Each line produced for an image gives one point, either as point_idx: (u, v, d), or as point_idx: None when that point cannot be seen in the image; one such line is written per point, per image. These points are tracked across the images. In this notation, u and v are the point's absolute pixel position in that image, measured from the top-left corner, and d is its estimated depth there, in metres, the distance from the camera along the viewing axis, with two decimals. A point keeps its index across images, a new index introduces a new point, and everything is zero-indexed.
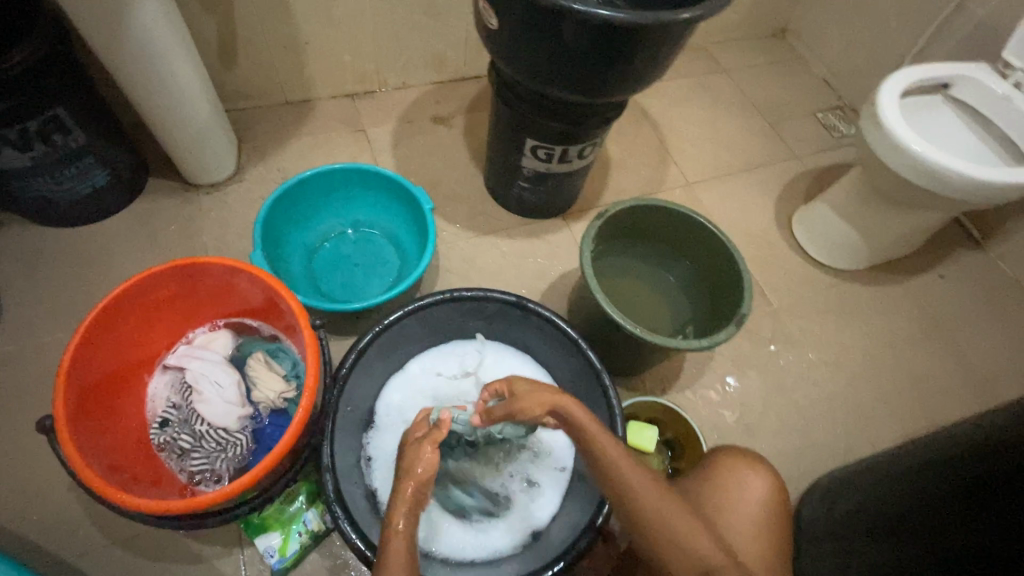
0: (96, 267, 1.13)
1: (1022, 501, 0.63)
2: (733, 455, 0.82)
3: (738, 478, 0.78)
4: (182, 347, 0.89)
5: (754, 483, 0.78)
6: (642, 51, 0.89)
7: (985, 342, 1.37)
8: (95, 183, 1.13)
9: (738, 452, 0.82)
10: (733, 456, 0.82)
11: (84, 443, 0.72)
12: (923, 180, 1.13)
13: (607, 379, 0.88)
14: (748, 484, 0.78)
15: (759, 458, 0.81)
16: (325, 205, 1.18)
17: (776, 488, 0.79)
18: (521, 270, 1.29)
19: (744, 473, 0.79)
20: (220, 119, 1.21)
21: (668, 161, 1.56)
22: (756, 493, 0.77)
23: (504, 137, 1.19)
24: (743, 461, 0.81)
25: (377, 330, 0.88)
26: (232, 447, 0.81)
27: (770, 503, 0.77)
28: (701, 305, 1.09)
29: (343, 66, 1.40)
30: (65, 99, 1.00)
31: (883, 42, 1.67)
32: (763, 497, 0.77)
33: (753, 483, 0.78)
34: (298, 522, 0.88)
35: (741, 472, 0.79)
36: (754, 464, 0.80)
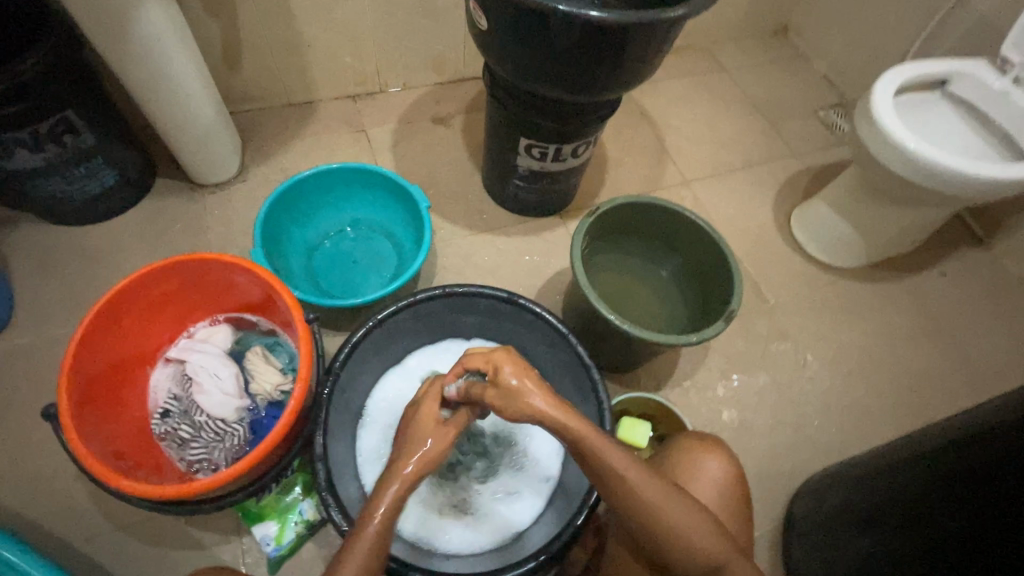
0: (105, 264, 1.17)
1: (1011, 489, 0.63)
2: (692, 440, 0.82)
3: (695, 463, 0.79)
4: (183, 341, 0.92)
5: (711, 465, 0.79)
6: (630, 49, 0.90)
7: (986, 340, 1.36)
8: (104, 183, 1.16)
9: (696, 436, 0.83)
10: (691, 441, 0.82)
11: (87, 432, 0.75)
12: (918, 176, 1.12)
13: (596, 374, 0.89)
14: (704, 468, 0.79)
15: (714, 441, 0.82)
16: (325, 203, 1.21)
17: (734, 470, 0.80)
18: (518, 267, 1.30)
19: (701, 457, 0.80)
20: (224, 121, 1.24)
21: (666, 160, 1.57)
22: (715, 476, 0.78)
23: (499, 136, 1.21)
24: (700, 445, 0.81)
25: (371, 325, 0.90)
26: (229, 437, 0.84)
27: (726, 483, 0.78)
28: (694, 302, 1.10)
29: (344, 68, 1.43)
30: (75, 102, 1.04)
31: (884, 39, 1.66)
32: (723, 479, 0.78)
33: (710, 466, 0.79)
34: (294, 512, 0.91)
35: (697, 456, 0.80)
36: (710, 449, 0.80)
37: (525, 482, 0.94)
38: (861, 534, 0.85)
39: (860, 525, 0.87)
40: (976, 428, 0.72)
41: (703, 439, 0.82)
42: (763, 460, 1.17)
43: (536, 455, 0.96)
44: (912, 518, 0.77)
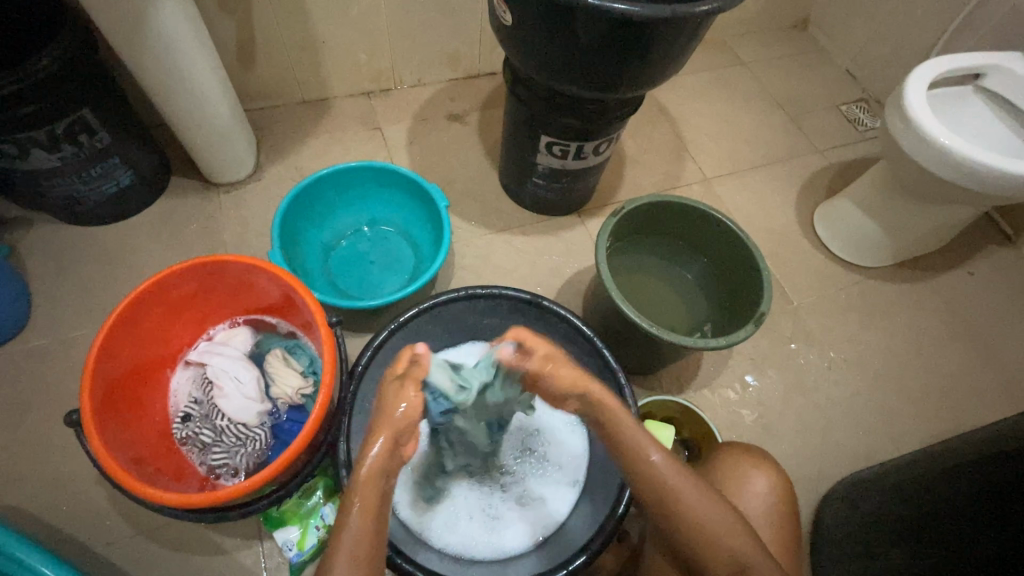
0: (122, 265, 1.16)
1: None
2: (737, 451, 0.80)
3: (742, 476, 0.77)
4: (203, 344, 0.91)
5: (758, 480, 0.77)
6: (658, 44, 0.88)
7: (1016, 342, 1.32)
8: (120, 183, 1.15)
9: (742, 448, 0.81)
10: (737, 452, 0.80)
11: (109, 437, 0.74)
12: (951, 174, 1.09)
13: (623, 378, 0.88)
14: (751, 481, 0.77)
15: (762, 455, 0.80)
16: (341, 203, 1.19)
17: (783, 485, 0.78)
18: (537, 267, 1.28)
19: (749, 470, 0.78)
20: (239, 119, 1.22)
21: (685, 157, 1.54)
22: (761, 491, 0.76)
23: (519, 134, 1.19)
24: (747, 457, 0.79)
25: (393, 328, 0.89)
26: (252, 441, 0.83)
27: (775, 499, 0.76)
28: (720, 304, 1.07)
29: (359, 65, 1.41)
30: (90, 100, 1.02)
31: (910, 32, 1.62)
32: (769, 494, 0.76)
33: (757, 481, 0.77)
34: (315, 516, 0.89)
35: (745, 469, 0.78)
36: (759, 463, 0.78)
37: (549, 482, 0.93)
38: (898, 545, 0.83)
39: (896, 535, 0.84)
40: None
41: (752, 452, 0.80)
42: (789, 465, 1.14)
43: (559, 459, 0.95)
44: (953, 529, 0.74)
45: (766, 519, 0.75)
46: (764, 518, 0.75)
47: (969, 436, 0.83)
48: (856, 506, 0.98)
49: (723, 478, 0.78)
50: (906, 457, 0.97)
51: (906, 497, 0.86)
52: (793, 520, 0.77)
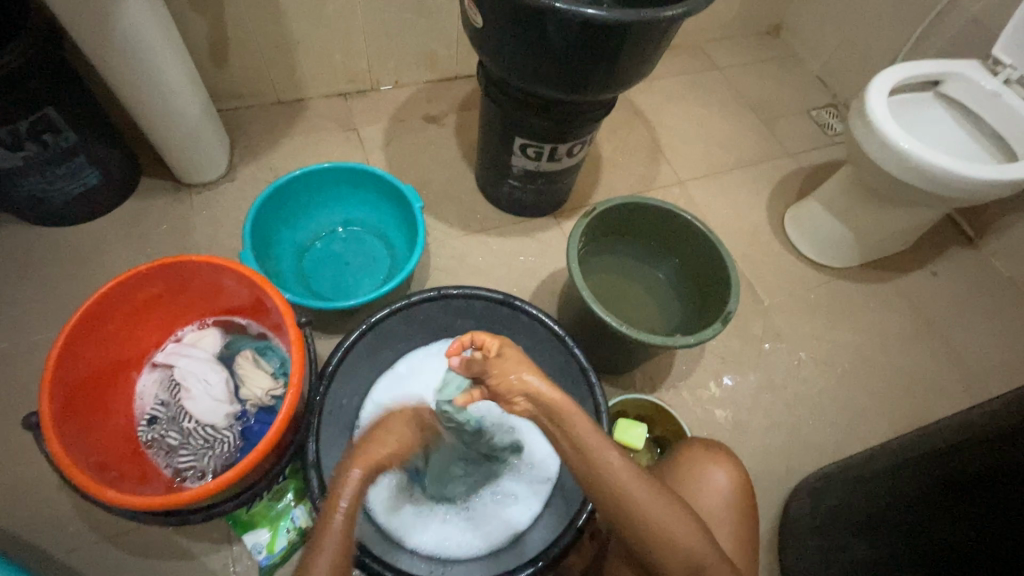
0: (89, 266, 1.14)
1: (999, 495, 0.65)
2: (697, 448, 0.82)
3: (702, 472, 0.78)
4: (171, 345, 0.89)
5: (717, 475, 0.78)
6: (626, 48, 0.89)
7: (976, 340, 1.37)
8: (87, 182, 1.13)
9: (702, 445, 0.82)
10: (697, 449, 0.82)
11: (71, 441, 0.73)
12: (912, 177, 1.13)
13: (592, 377, 0.90)
14: (710, 477, 0.78)
15: (723, 450, 0.81)
16: (316, 204, 1.19)
17: (741, 480, 0.79)
18: (512, 268, 1.29)
19: (708, 466, 0.79)
20: (212, 119, 1.21)
21: (660, 159, 1.56)
22: (720, 487, 0.77)
23: (493, 136, 1.19)
24: (707, 454, 0.81)
25: (365, 328, 0.90)
26: (219, 444, 0.82)
27: (734, 495, 0.78)
28: (690, 304, 1.09)
29: (334, 66, 1.41)
30: (55, 98, 1.00)
31: (877, 40, 1.67)
32: (728, 490, 0.77)
33: (716, 476, 0.78)
34: (286, 518, 0.89)
35: (705, 465, 0.79)
36: (719, 459, 0.80)
37: (522, 478, 0.94)
38: (860, 537, 0.85)
39: (858, 528, 0.87)
40: (980, 433, 0.71)
41: (712, 447, 0.82)
42: (760, 461, 1.17)
43: (530, 455, 0.95)
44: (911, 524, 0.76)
45: (726, 514, 0.76)
46: (722, 513, 0.76)
47: (927, 429, 0.86)
48: (820, 500, 1.01)
49: (684, 475, 0.79)
50: (869, 451, 1.00)
51: (867, 490, 0.89)
52: (751, 513, 0.78)
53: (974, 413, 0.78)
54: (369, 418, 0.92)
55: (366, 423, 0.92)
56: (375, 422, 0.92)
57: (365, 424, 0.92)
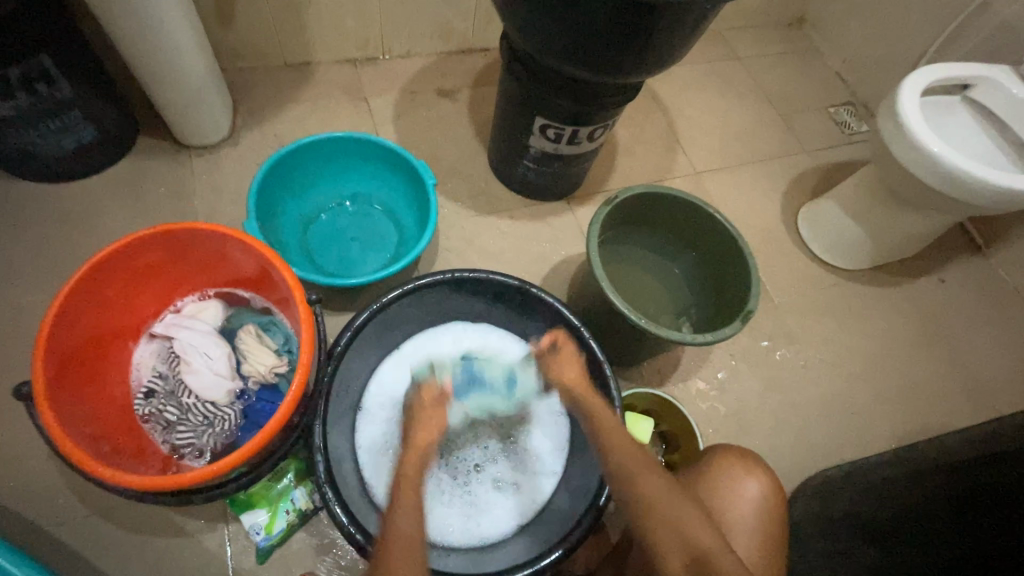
0: (81, 226, 1.08)
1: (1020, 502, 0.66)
2: (732, 454, 0.80)
3: (735, 480, 0.77)
4: (170, 316, 0.85)
5: (749, 485, 0.77)
6: (663, 30, 0.85)
7: (980, 349, 1.37)
8: (82, 138, 1.07)
9: (737, 451, 0.81)
10: (732, 456, 0.80)
11: (64, 412, 0.70)
12: (937, 182, 1.11)
13: (609, 371, 0.86)
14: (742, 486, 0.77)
15: (757, 460, 0.80)
16: (324, 175, 1.14)
17: (774, 492, 0.78)
18: (523, 252, 1.26)
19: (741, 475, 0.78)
20: (216, 78, 1.15)
21: (676, 149, 1.52)
22: (752, 497, 0.76)
23: (513, 114, 1.15)
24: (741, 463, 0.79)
25: (374, 309, 0.85)
26: (220, 422, 0.79)
27: (764, 507, 0.76)
28: (706, 299, 1.07)
29: (346, 30, 1.34)
30: (51, 46, 0.94)
31: (902, 39, 1.63)
32: (759, 500, 0.76)
33: (749, 485, 0.77)
34: (286, 500, 0.86)
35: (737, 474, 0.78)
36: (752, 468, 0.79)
37: (526, 471, 0.91)
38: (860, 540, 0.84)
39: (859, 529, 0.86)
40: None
41: (740, 454, 0.81)
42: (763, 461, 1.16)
43: (538, 447, 0.93)
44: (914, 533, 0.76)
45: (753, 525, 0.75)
46: (750, 522, 0.75)
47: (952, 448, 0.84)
48: (827, 502, 1.00)
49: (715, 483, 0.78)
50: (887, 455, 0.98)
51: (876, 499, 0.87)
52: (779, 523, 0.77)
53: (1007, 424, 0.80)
54: (375, 402, 0.91)
55: (370, 408, 0.91)
56: (380, 408, 0.91)
57: (373, 409, 0.91)
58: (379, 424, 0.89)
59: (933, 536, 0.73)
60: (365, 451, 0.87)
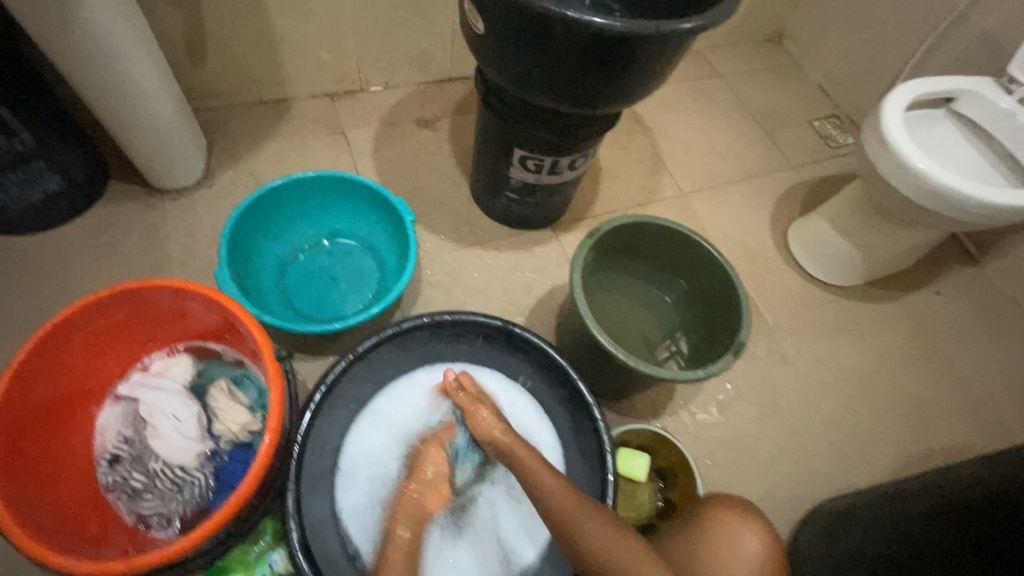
0: (49, 279, 1.05)
1: None
2: (727, 507, 0.75)
3: (733, 534, 0.72)
4: (136, 375, 0.81)
5: (748, 539, 0.72)
6: (638, 61, 0.83)
7: (981, 363, 1.34)
8: (47, 189, 1.04)
9: (730, 503, 0.76)
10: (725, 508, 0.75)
11: (18, 492, 0.66)
12: (927, 199, 1.09)
13: (596, 411, 0.85)
14: (741, 541, 0.72)
15: (751, 508, 0.76)
16: (301, 214, 1.11)
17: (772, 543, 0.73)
18: (508, 284, 1.23)
19: (740, 530, 0.73)
20: (186, 119, 1.12)
21: (661, 170, 1.51)
22: (750, 548, 0.71)
23: (491, 145, 1.12)
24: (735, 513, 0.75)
25: (350, 360, 0.84)
26: (190, 487, 0.75)
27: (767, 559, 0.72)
28: (697, 328, 1.04)
29: (321, 65, 1.32)
30: (9, 97, 0.91)
31: (882, 51, 1.63)
32: (760, 553, 0.71)
33: (748, 539, 0.72)
34: (263, 565, 0.81)
35: (735, 526, 0.73)
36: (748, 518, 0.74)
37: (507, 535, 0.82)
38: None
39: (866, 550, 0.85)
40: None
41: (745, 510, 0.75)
42: (763, 490, 1.13)
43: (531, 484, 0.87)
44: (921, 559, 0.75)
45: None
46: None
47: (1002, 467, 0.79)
48: (833, 540, 0.95)
49: (711, 535, 0.73)
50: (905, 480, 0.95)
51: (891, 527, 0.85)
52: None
53: None
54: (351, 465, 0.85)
55: (350, 470, 0.84)
56: (359, 470, 0.85)
57: (350, 471, 0.84)
58: (360, 488, 0.84)
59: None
60: (349, 516, 0.82)
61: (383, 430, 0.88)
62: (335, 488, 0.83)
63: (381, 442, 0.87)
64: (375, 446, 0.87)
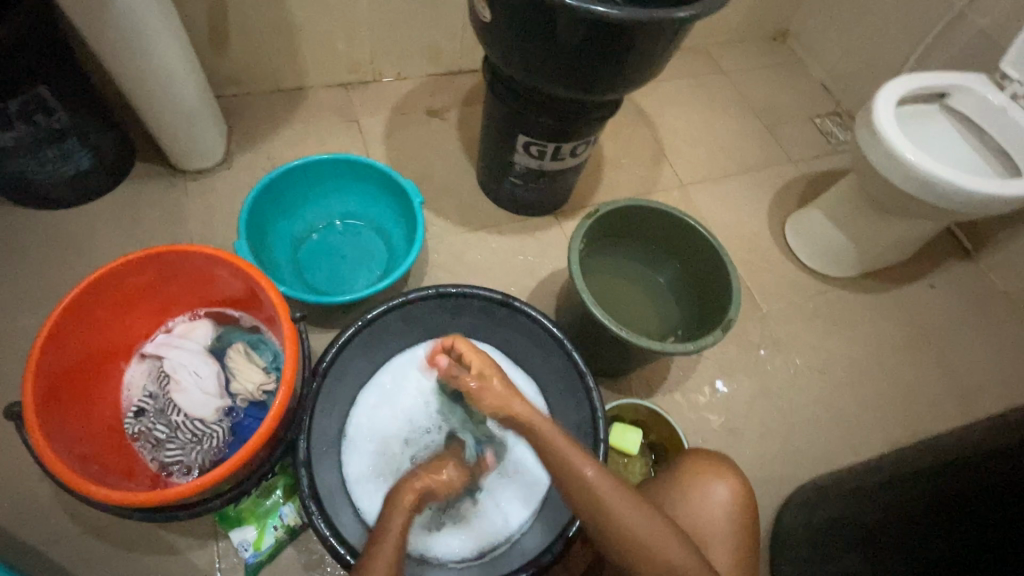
0: (78, 251, 1.12)
1: (982, 507, 0.69)
2: (703, 462, 0.81)
3: (705, 486, 0.79)
4: (160, 336, 0.88)
5: (719, 489, 0.78)
6: (636, 48, 0.88)
7: (972, 354, 1.37)
8: (79, 165, 1.11)
9: (707, 457, 0.82)
10: (701, 463, 0.81)
11: (54, 433, 0.72)
12: (916, 190, 1.12)
13: (590, 380, 0.89)
14: (713, 490, 0.78)
15: (727, 464, 0.81)
16: (315, 195, 1.17)
17: (744, 493, 0.79)
18: (510, 267, 1.28)
19: (711, 479, 0.79)
20: (210, 104, 1.18)
21: (662, 161, 1.55)
22: (722, 500, 0.78)
23: (497, 132, 1.18)
24: (713, 468, 0.81)
25: (360, 325, 0.89)
26: (208, 439, 0.81)
27: (736, 508, 0.78)
28: (691, 309, 1.09)
29: (337, 55, 1.38)
30: (48, 77, 0.98)
31: (883, 49, 1.66)
32: (730, 503, 0.78)
33: (719, 489, 0.78)
34: (274, 516, 0.88)
35: (708, 477, 0.79)
36: (722, 472, 0.80)
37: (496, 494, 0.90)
38: (852, 549, 0.86)
39: (850, 516, 0.90)
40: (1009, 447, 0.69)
41: (718, 461, 0.81)
42: (752, 470, 1.17)
43: (528, 454, 0.94)
44: (899, 524, 0.80)
45: (728, 527, 0.77)
46: (724, 526, 0.77)
47: (964, 437, 0.83)
48: (814, 512, 1.02)
49: (685, 485, 0.80)
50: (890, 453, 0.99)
51: (873, 494, 0.89)
52: (751, 526, 0.79)
53: (988, 425, 0.79)
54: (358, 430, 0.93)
55: (356, 436, 0.92)
56: (364, 438, 0.92)
57: (355, 439, 0.92)
58: (365, 454, 0.91)
59: (912, 542, 0.76)
60: (353, 479, 0.89)
61: (387, 405, 0.96)
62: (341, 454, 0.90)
63: (384, 414, 0.95)
64: (380, 417, 0.94)
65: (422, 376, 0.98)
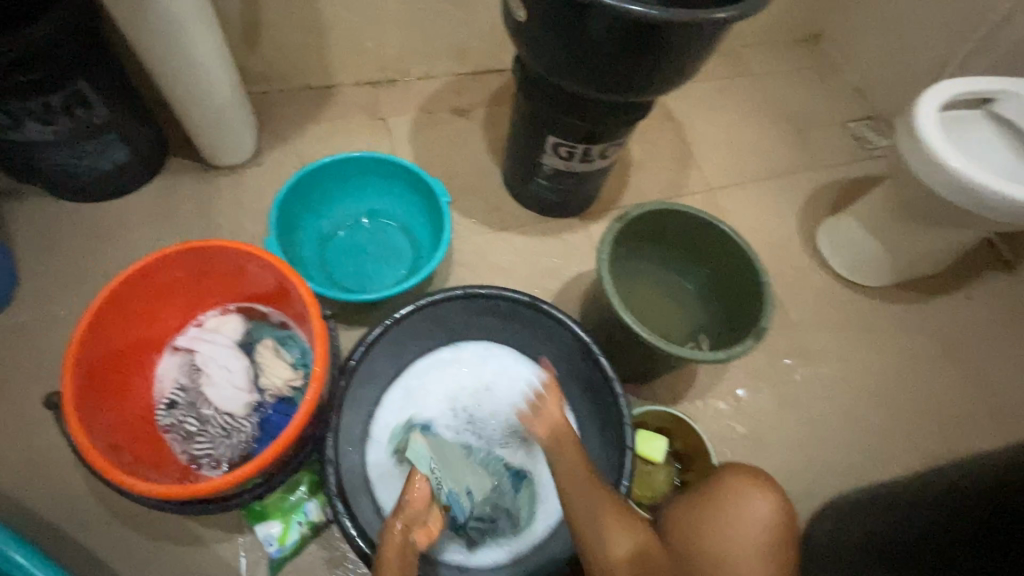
0: (113, 243, 1.14)
1: None
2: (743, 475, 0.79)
3: (745, 501, 0.77)
4: (193, 330, 0.89)
5: (759, 504, 0.77)
6: (673, 49, 0.86)
7: (1010, 369, 1.32)
8: (116, 159, 1.13)
9: (747, 471, 0.80)
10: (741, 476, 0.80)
11: (91, 423, 0.73)
12: (959, 198, 1.09)
13: (618, 387, 0.87)
14: (753, 504, 0.77)
15: (768, 479, 0.80)
16: (343, 192, 1.17)
17: (785, 510, 0.77)
18: (535, 268, 1.27)
19: (751, 494, 0.77)
20: (242, 101, 1.19)
21: (690, 164, 1.52)
22: (762, 516, 0.76)
23: (526, 133, 1.17)
24: (749, 480, 0.79)
25: (388, 324, 0.88)
26: (237, 433, 0.82)
27: (775, 526, 0.76)
28: (720, 316, 1.07)
29: (365, 52, 1.39)
30: (88, 74, 1.00)
31: (923, 52, 1.61)
32: (770, 520, 0.76)
33: (759, 505, 0.77)
34: (299, 512, 0.89)
35: (748, 492, 0.78)
36: (762, 487, 0.78)
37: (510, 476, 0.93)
38: None
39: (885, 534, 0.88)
40: None
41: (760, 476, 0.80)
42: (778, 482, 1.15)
43: None
44: None
45: (765, 544, 0.75)
46: (762, 544, 0.75)
47: None
48: (845, 528, 0.99)
49: (723, 498, 0.78)
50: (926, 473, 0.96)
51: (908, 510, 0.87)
52: (789, 545, 0.77)
53: None
54: (384, 432, 0.93)
55: (382, 436, 0.93)
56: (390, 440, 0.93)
57: (380, 439, 0.92)
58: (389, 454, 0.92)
59: None
60: (378, 478, 0.89)
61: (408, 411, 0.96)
62: (365, 455, 0.90)
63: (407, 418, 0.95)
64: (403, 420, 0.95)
65: (446, 380, 0.98)
